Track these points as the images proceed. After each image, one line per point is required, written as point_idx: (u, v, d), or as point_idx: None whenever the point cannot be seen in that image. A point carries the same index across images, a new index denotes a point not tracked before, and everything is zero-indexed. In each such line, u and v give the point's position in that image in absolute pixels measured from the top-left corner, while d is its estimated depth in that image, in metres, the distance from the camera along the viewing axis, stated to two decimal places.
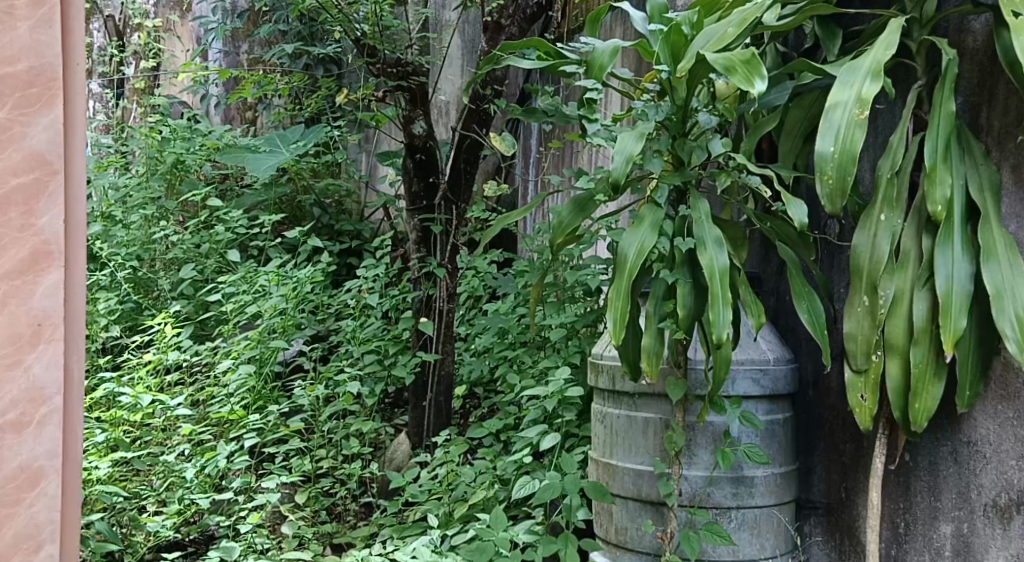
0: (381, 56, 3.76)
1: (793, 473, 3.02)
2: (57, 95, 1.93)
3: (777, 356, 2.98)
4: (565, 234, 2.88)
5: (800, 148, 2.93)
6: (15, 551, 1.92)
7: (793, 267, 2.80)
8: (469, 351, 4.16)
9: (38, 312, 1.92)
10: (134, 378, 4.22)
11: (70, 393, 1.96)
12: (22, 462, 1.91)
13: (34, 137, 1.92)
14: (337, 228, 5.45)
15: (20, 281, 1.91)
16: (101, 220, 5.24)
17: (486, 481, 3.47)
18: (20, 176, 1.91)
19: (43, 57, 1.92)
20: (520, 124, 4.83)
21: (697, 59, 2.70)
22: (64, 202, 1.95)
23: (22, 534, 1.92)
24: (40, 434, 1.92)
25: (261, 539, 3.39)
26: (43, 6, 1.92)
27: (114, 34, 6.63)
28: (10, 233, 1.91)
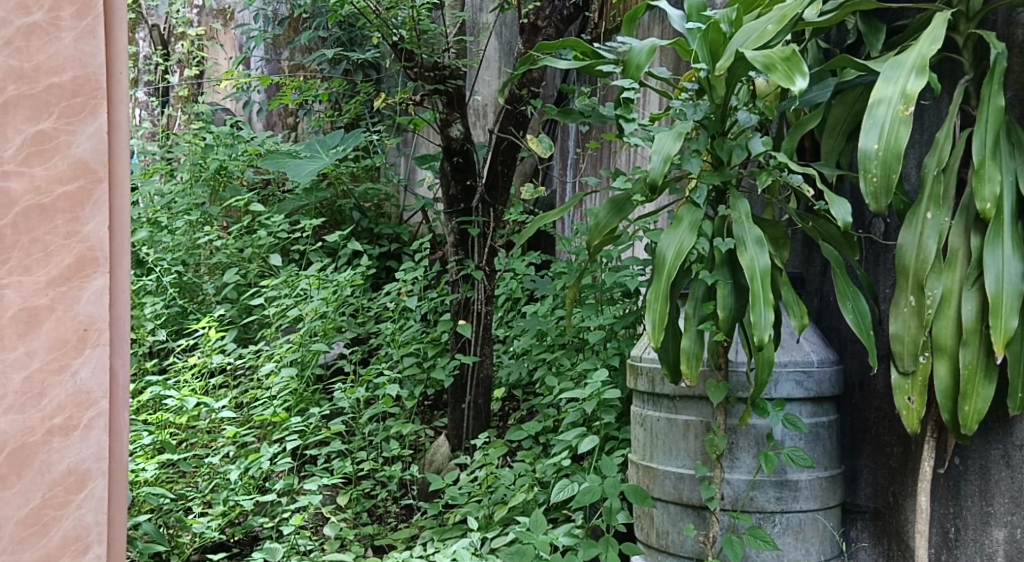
0: (418, 59, 3.88)
1: (839, 477, 3.00)
2: (102, 104, 1.90)
3: (821, 357, 2.96)
4: (602, 235, 2.89)
5: (843, 146, 2.93)
6: (63, 552, 1.87)
7: (837, 268, 2.78)
8: (508, 353, 4.16)
9: (85, 317, 1.88)
10: (180, 382, 4.28)
11: (119, 395, 1.91)
12: (70, 465, 1.87)
13: (79, 145, 1.88)
14: (376, 231, 5.45)
15: (65, 288, 1.87)
16: (148, 227, 5.31)
17: (526, 483, 3.47)
18: (65, 184, 1.88)
19: (88, 66, 1.89)
20: (559, 125, 4.82)
21: (735, 58, 2.69)
22: (109, 208, 1.91)
23: (70, 536, 1.87)
24: (87, 436, 1.88)
25: (304, 541, 3.41)
26: (86, 16, 1.89)
27: (160, 43, 6.66)
28: (55, 240, 1.87)
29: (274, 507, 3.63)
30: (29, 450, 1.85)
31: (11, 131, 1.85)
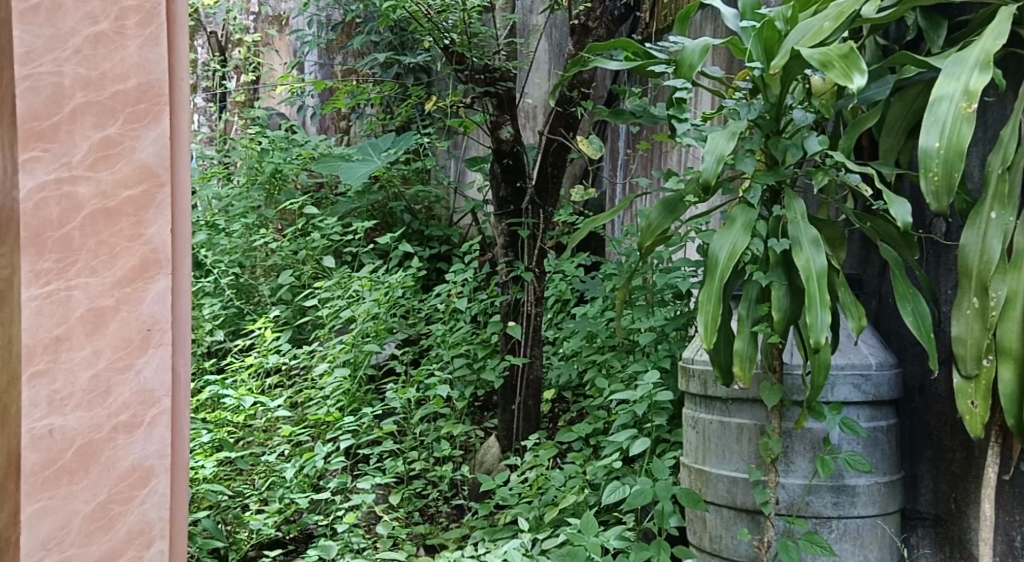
0: (469, 62, 3.87)
1: (899, 483, 2.98)
2: (165, 109, 1.99)
3: (880, 361, 2.94)
4: (654, 237, 2.89)
5: (902, 145, 2.90)
6: (128, 547, 1.97)
7: (896, 270, 2.76)
8: (557, 355, 4.17)
9: (147, 318, 1.98)
10: (237, 381, 4.36)
11: (179, 393, 2.02)
12: (134, 462, 1.97)
13: (144, 150, 1.98)
14: (427, 233, 5.46)
15: (130, 289, 1.97)
16: (206, 229, 5.39)
17: (577, 485, 3.48)
18: (129, 190, 1.97)
19: (152, 73, 1.98)
20: (609, 126, 4.80)
21: (792, 55, 2.69)
22: (170, 210, 2.01)
23: (135, 529, 1.98)
24: (150, 434, 1.98)
25: (357, 539, 3.45)
26: (151, 23, 1.99)
27: (217, 50, 6.68)
28: (122, 242, 1.96)
29: (328, 505, 3.68)
30: (97, 446, 1.95)
31: (81, 138, 1.94)
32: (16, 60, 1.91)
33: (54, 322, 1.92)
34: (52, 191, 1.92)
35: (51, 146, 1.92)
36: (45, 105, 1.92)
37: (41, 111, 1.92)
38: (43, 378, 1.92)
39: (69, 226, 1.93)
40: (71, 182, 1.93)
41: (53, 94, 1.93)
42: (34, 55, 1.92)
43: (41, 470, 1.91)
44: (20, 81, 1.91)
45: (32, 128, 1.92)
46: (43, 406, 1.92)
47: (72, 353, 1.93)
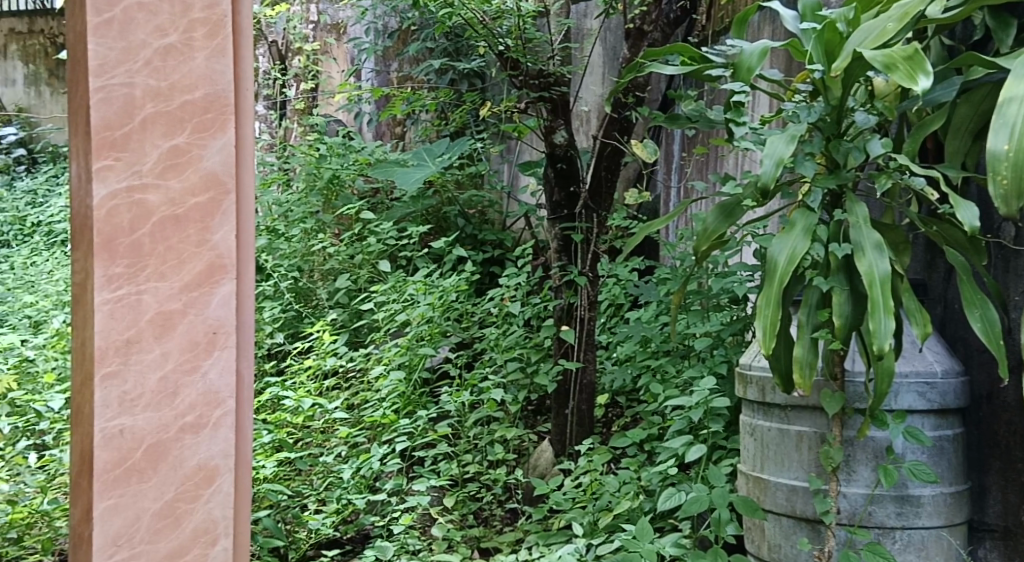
0: (523, 68, 3.89)
1: (965, 494, 2.93)
2: (229, 119, 2.34)
3: (946, 368, 2.90)
4: (711, 241, 2.88)
5: (969, 147, 2.86)
6: (195, 542, 2.32)
7: (963, 276, 2.73)
8: (611, 359, 4.15)
9: (214, 321, 2.33)
10: (296, 383, 4.41)
11: (242, 396, 2.37)
12: (200, 461, 2.32)
13: (210, 159, 2.32)
14: (480, 237, 5.46)
15: (198, 292, 2.32)
16: (266, 235, 5.47)
17: (631, 491, 3.47)
18: (197, 197, 2.32)
19: (218, 85, 2.32)
20: (663, 130, 4.75)
21: (855, 58, 2.67)
22: (234, 218, 2.36)
23: (200, 527, 2.32)
24: (215, 434, 2.33)
25: (413, 540, 3.49)
26: (217, 37, 2.32)
27: (277, 59, 6.63)
28: (190, 248, 2.32)
29: (385, 506, 3.71)
30: (165, 445, 2.30)
31: (151, 147, 2.29)
32: (91, 74, 2.25)
33: (125, 325, 2.28)
34: (123, 197, 2.27)
35: (123, 155, 2.27)
36: (119, 116, 2.27)
37: (113, 122, 2.26)
38: (114, 380, 2.27)
39: (139, 232, 2.28)
40: (141, 192, 2.28)
41: (124, 106, 2.27)
42: (107, 67, 2.26)
43: (112, 469, 2.27)
44: (95, 93, 2.25)
45: (104, 138, 2.26)
46: (114, 407, 2.27)
47: (141, 355, 2.28)
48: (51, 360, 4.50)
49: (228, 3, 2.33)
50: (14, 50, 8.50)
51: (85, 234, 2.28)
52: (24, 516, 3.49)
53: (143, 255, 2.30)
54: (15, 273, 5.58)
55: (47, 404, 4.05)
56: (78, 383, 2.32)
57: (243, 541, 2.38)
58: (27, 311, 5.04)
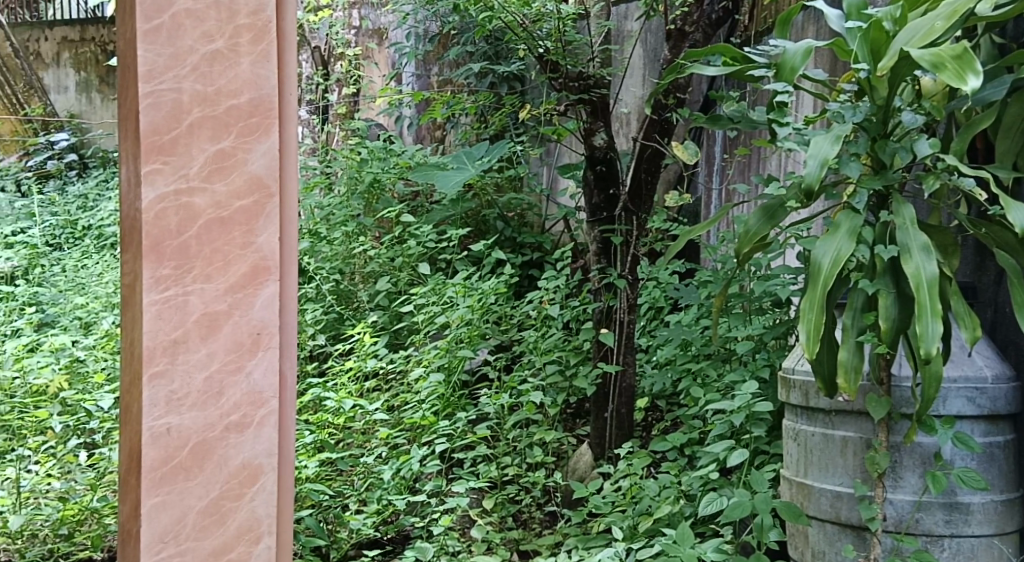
0: (563, 70, 3.87)
1: (1017, 503, 2.88)
2: (273, 123, 2.35)
3: (996, 373, 2.86)
4: (753, 243, 2.87)
5: (1021, 147, 2.81)
6: (240, 540, 2.34)
7: (1014, 279, 2.69)
8: (651, 363, 4.12)
9: (258, 322, 2.35)
10: (337, 384, 4.43)
11: (285, 396, 2.40)
12: (244, 460, 2.34)
13: (255, 162, 2.34)
14: (519, 240, 5.46)
15: (243, 294, 2.33)
16: (308, 237, 5.46)
17: (672, 495, 3.45)
18: (242, 200, 2.33)
19: (262, 90, 2.33)
20: (704, 132, 4.73)
21: (901, 56, 2.64)
22: (278, 220, 2.38)
23: (245, 525, 2.35)
24: (259, 434, 2.35)
25: (453, 541, 3.49)
26: (262, 43, 2.33)
27: (320, 63, 6.71)
28: (235, 251, 2.33)
29: (424, 507, 3.72)
30: (211, 444, 2.32)
31: (197, 151, 2.30)
32: (140, 79, 2.26)
33: (172, 325, 2.29)
34: (171, 200, 2.28)
35: (171, 159, 2.28)
36: (167, 121, 2.28)
37: (161, 126, 2.28)
38: (161, 380, 2.29)
39: (186, 234, 2.30)
40: (188, 195, 2.29)
41: (172, 111, 2.28)
42: (155, 73, 2.27)
43: (159, 467, 2.28)
44: (144, 98, 2.26)
45: (152, 142, 2.27)
46: (161, 406, 2.29)
47: (188, 355, 2.30)
48: (100, 361, 4.54)
49: (272, 9, 2.35)
50: (66, 58, 8.43)
51: (133, 237, 2.29)
52: (74, 513, 3.56)
53: (190, 257, 2.31)
54: (65, 274, 5.60)
55: (96, 403, 4.10)
56: (124, 383, 2.33)
57: (284, 540, 2.41)
58: (77, 313, 5.09)
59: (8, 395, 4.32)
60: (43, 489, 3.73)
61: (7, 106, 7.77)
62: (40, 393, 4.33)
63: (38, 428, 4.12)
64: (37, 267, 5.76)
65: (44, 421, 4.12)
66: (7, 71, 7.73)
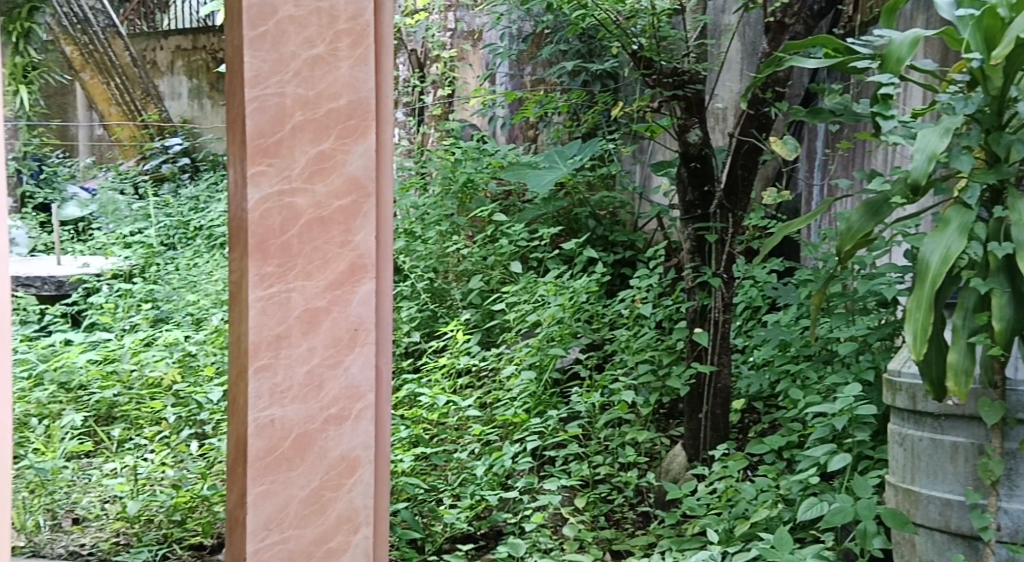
0: (657, 66, 3.80)
1: None
2: (369, 125, 2.66)
3: None
4: (855, 240, 2.79)
5: None
6: (339, 529, 2.68)
7: None
8: (747, 364, 4.02)
9: (355, 319, 2.67)
10: (431, 381, 4.42)
11: (379, 390, 2.72)
12: (343, 451, 2.68)
13: (352, 164, 2.65)
14: (611, 238, 5.39)
15: (341, 291, 2.65)
16: (403, 237, 5.44)
17: (769, 499, 3.37)
18: (340, 200, 2.65)
19: (359, 93, 2.64)
20: (805, 126, 4.60)
21: (1015, 44, 2.52)
22: (373, 222, 2.69)
23: (343, 515, 2.68)
24: (356, 426, 2.68)
25: (545, 539, 3.45)
26: (359, 48, 2.64)
27: (417, 66, 6.57)
28: (335, 249, 2.65)
29: (516, 503, 3.68)
30: (312, 435, 2.65)
31: (299, 153, 2.61)
32: (248, 83, 2.57)
33: (276, 321, 2.61)
34: (274, 201, 2.60)
35: (275, 161, 2.60)
36: (273, 122, 2.59)
37: (267, 130, 2.59)
38: (267, 372, 2.61)
39: (289, 233, 2.61)
40: (291, 195, 2.61)
41: (277, 114, 2.59)
42: (261, 78, 2.58)
43: (267, 454, 2.62)
44: (251, 102, 2.58)
45: (259, 146, 2.59)
46: (266, 397, 2.61)
47: (291, 349, 2.62)
48: (211, 355, 4.58)
49: (369, 15, 2.65)
50: (178, 66, 8.52)
51: (242, 238, 2.61)
52: (186, 500, 3.63)
53: (293, 256, 2.62)
54: (179, 272, 5.66)
55: (208, 395, 4.16)
56: (234, 374, 2.65)
57: (380, 531, 2.74)
58: (189, 309, 5.16)
59: (126, 387, 4.41)
60: (158, 477, 3.77)
61: (125, 113, 7.81)
62: (156, 385, 4.42)
63: (154, 418, 4.20)
64: (153, 265, 5.84)
65: (159, 412, 4.20)
66: (126, 79, 7.73)
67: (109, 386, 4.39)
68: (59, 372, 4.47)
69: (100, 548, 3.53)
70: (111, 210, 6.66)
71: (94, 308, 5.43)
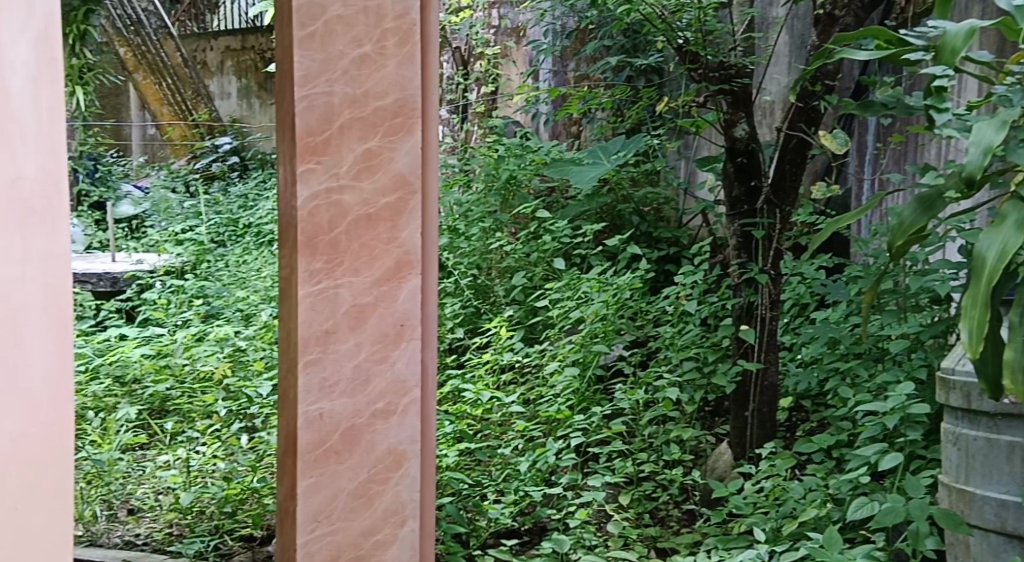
0: (703, 60, 3.78)
1: None
2: (415, 123, 2.69)
3: None
4: (907, 236, 2.72)
5: None
6: (385, 523, 2.75)
7: None
8: (795, 361, 3.97)
9: (401, 315, 2.72)
10: (475, 377, 4.40)
11: (425, 385, 2.78)
12: (389, 446, 2.74)
13: (399, 161, 2.68)
14: (655, 235, 5.34)
15: (388, 287, 2.70)
16: (447, 233, 5.42)
17: (818, 498, 3.32)
18: (387, 197, 2.69)
19: (406, 91, 2.67)
20: (856, 119, 4.53)
21: None
22: (419, 217, 2.73)
23: (390, 509, 2.75)
24: (403, 421, 2.74)
25: (589, 535, 3.42)
26: (406, 47, 2.66)
27: (461, 64, 6.59)
28: (382, 246, 2.69)
29: (560, 500, 3.66)
30: (359, 429, 2.71)
31: (348, 151, 2.65)
32: (299, 83, 2.60)
33: (325, 316, 2.66)
34: (323, 199, 2.64)
35: (323, 159, 2.63)
36: (321, 122, 2.62)
37: (315, 128, 2.62)
38: (315, 367, 2.66)
39: (337, 231, 2.65)
40: (339, 193, 2.65)
41: (325, 113, 2.62)
42: (311, 78, 2.61)
43: (316, 448, 2.67)
44: (301, 101, 2.61)
45: (308, 144, 2.62)
46: (315, 392, 2.66)
47: (339, 344, 2.67)
48: (261, 350, 4.57)
49: (416, 13, 2.67)
50: (229, 66, 8.60)
51: (290, 234, 2.65)
52: (237, 492, 3.60)
53: (340, 252, 2.67)
54: (229, 268, 5.70)
55: (257, 389, 4.16)
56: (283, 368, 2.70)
57: (425, 525, 2.81)
58: (239, 305, 5.17)
59: (178, 380, 4.44)
60: (210, 470, 3.81)
61: (177, 113, 7.93)
62: (207, 378, 4.44)
63: (206, 411, 4.22)
64: (204, 261, 5.88)
65: (211, 405, 4.22)
66: (177, 79, 7.85)
67: (163, 380, 4.43)
68: (115, 367, 4.52)
69: (153, 539, 3.52)
70: (164, 209, 6.72)
71: (148, 304, 5.47)
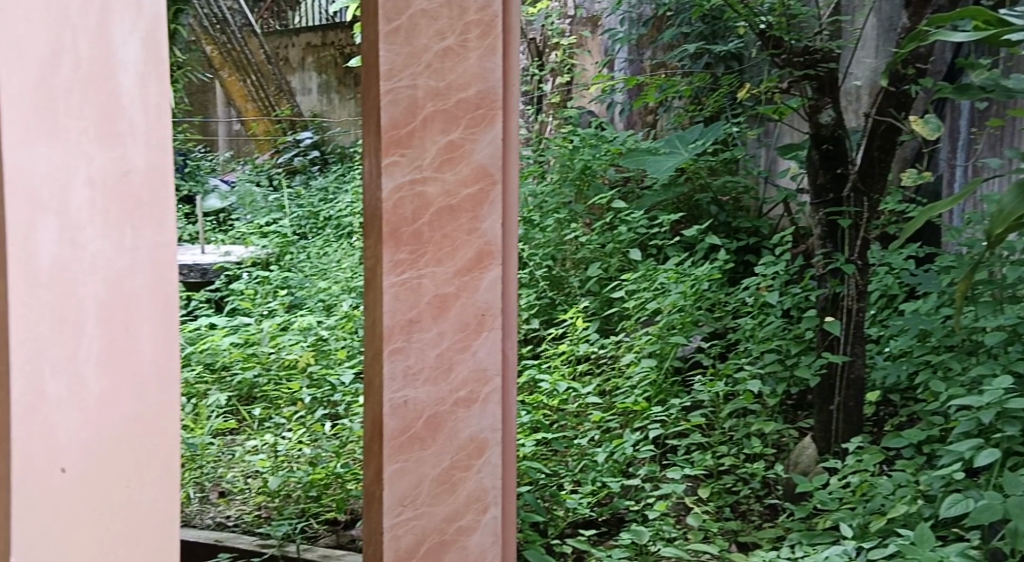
0: (788, 45, 3.65)
1: None
2: (496, 115, 2.65)
3: None
4: (1007, 223, 2.62)
5: None
6: (468, 510, 2.71)
7: None
8: (882, 354, 3.84)
9: (483, 304, 2.69)
10: (550, 368, 4.35)
11: (507, 376, 2.73)
12: (472, 434, 2.71)
13: (480, 152, 2.66)
14: (734, 225, 5.23)
15: (470, 276, 2.67)
16: (522, 224, 5.37)
17: (908, 494, 3.21)
18: (469, 187, 2.66)
19: (487, 82, 2.64)
20: (948, 102, 4.39)
21: None
22: (501, 207, 2.69)
23: (473, 495, 2.71)
24: (484, 410, 2.71)
25: (669, 527, 3.36)
26: (488, 39, 2.63)
27: (535, 54, 6.54)
28: (464, 235, 2.67)
29: (638, 491, 3.59)
30: (442, 417, 2.69)
31: (430, 142, 2.65)
32: (384, 77, 2.61)
33: (409, 306, 2.66)
34: (407, 189, 2.64)
35: (406, 151, 2.64)
36: (405, 114, 2.64)
37: (399, 121, 2.63)
38: (399, 354, 2.67)
39: (420, 222, 2.65)
40: (422, 184, 2.65)
41: (409, 106, 2.63)
42: (395, 71, 2.62)
43: (400, 434, 2.68)
44: (385, 95, 2.62)
45: (392, 136, 2.64)
46: (400, 379, 2.67)
47: (422, 333, 2.67)
48: (342, 339, 4.57)
49: (499, 4, 2.64)
50: (310, 62, 8.65)
51: (374, 225, 2.67)
52: (322, 476, 3.58)
53: (424, 242, 2.66)
54: (310, 260, 5.72)
55: (340, 378, 4.16)
56: (369, 356, 2.72)
57: (509, 515, 2.75)
58: (321, 296, 5.17)
59: (265, 367, 4.46)
60: (296, 455, 3.79)
61: (261, 109, 8.01)
62: (292, 366, 4.45)
63: (291, 399, 4.23)
64: (288, 254, 5.90)
65: (295, 393, 4.23)
66: (261, 76, 7.95)
67: (250, 368, 4.45)
68: (206, 354, 4.55)
69: (244, 521, 3.53)
70: (249, 201, 6.83)
71: (234, 294, 5.52)
